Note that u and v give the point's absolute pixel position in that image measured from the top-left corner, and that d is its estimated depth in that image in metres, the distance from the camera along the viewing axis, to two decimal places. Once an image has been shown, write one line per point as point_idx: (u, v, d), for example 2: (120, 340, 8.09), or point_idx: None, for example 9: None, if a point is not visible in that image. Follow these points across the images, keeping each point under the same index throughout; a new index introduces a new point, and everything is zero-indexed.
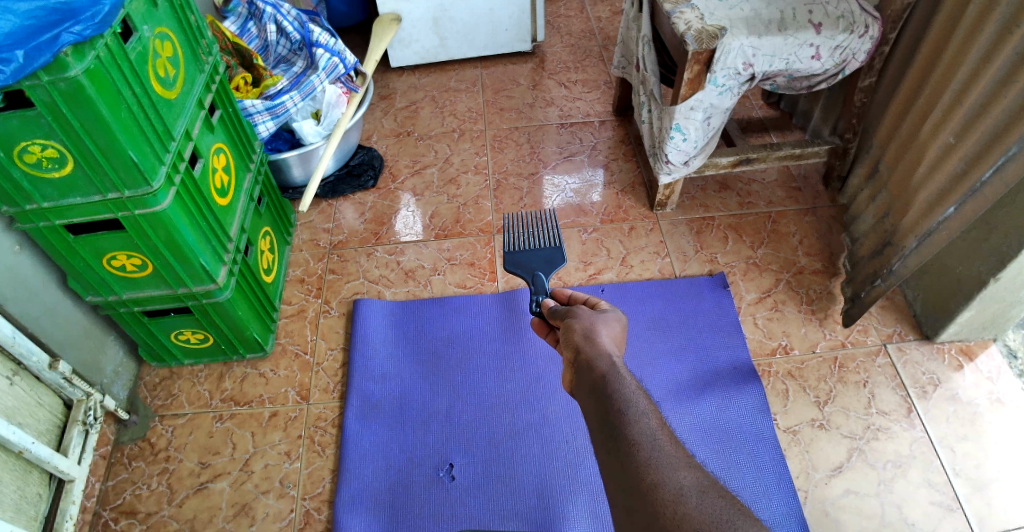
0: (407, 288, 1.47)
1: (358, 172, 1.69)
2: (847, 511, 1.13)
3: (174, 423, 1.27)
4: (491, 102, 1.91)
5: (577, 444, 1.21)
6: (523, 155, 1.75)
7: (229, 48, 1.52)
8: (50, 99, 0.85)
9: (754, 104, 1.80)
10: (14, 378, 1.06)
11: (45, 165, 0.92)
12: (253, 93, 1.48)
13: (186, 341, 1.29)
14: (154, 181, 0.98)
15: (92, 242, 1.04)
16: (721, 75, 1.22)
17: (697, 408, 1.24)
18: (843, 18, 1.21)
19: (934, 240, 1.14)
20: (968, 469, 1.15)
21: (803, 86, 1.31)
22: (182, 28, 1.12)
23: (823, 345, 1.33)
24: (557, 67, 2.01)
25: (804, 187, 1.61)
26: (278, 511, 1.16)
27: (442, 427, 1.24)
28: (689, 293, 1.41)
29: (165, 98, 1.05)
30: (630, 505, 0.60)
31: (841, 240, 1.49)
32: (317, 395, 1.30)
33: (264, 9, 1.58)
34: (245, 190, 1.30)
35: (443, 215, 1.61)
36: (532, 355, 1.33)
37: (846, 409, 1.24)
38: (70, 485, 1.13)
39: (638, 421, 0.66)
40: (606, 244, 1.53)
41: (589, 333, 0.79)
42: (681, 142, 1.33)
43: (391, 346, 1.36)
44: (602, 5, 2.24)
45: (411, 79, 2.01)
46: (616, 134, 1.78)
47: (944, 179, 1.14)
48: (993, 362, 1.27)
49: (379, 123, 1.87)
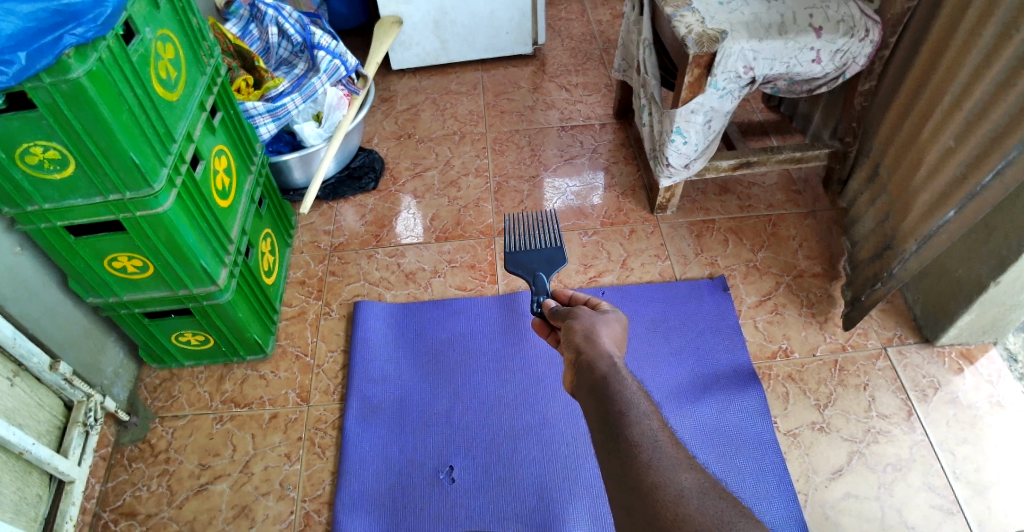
0: (407, 290, 1.47)
1: (359, 174, 1.69)
2: (848, 515, 1.12)
3: (174, 425, 1.27)
4: (491, 105, 1.91)
5: (577, 446, 1.21)
6: (524, 158, 1.75)
7: (230, 50, 1.52)
8: (52, 100, 0.85)
9: (754, 107, 1.80)
10: (14, 378, 1.06)
11: (47, 166, 0.92)
12: (254, 95, 1.49)
13: (186, 343, 1.29)
14: (155, 182, 0.99)
15: (93, 243, 1.04)
16: (721, 78, 1.22)
17: (697, 411, 1.24)
18: (843, 22, 1.21)
19: (935, 243, 1.14)
20: (968, 472, 1.15)
21: (804, 89, 1.32)
22: (183, 30, 1.12)
23: (823, 348, 1.33)
24: (557, 70, 2.01)
25: (804, 191, 1.61)
26: (278, 513, 1.16)
27: (442, 430, 1.24)
28: (689, 296, 1.42)
29: (167, 100, 1.05)
30: (630, 506, 0.60)
31: (841, 243, 1.49)
32: (317, 397, 1.30)
33: (265, 11, 1.58)
34: (246, 192, 1.31)
35: (443, 217, 1.61)
36: (532, 357, 1.33)
37: (846, 412, 1.24)
38: (70, 486, 1.13)
39: (639, 422, 0.66)
40: (606, 246, 1.53)
41: (590, 334, 0.79)
42: (681, 144, 1.33)
43: (391, 348, 1.36)
44: (602, 9, 2.24)
45: (412, 81, 2.01)
46: (617, 137, 1.78)
47: (945, 182, 1.14)
48: (994, 365, 1.27)
49: (380, 126, 1.88)
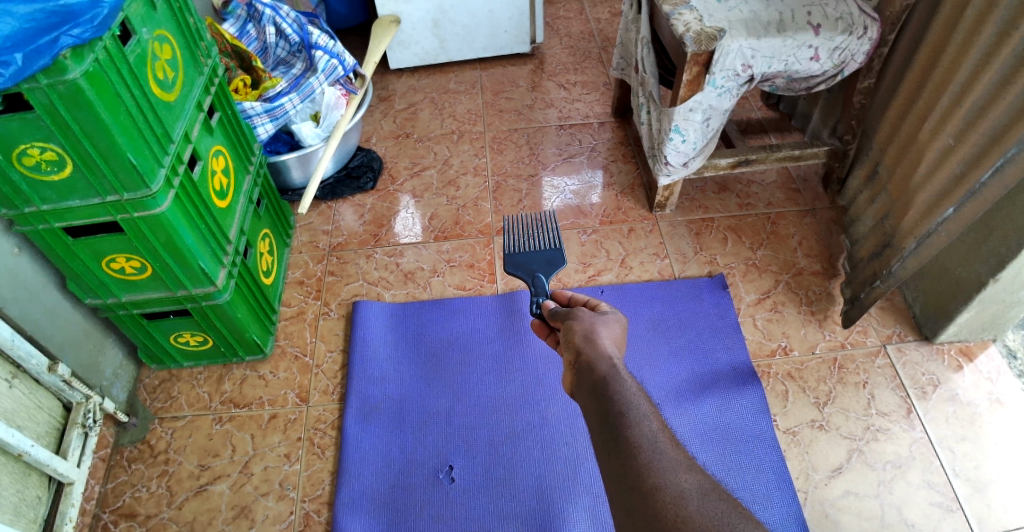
0: (407, 290, 1.47)
1: (357, 174, 1.69)
2: (848, 513, 1.12)
3: (174, 426, 1.27)
4: (490, 104, 1.91)
5: (577, 446, 1.21)
6: (523, 157, 1.75)
7: (228, 50, 1.52)
8: (49, 102, 0.85)
9: (754, 105, 1.80)
10: (13, 380, 1.06)
11: (45, 167, 0.92)
12: (252, 95, 1.48)
13: (186, 343, 1.29)
14: (153, 183, 0.98)
15: (91, 244, 1.04)
16: (720, 76, 1.22)
17: (697, 410, 1.24)
18: (842, 19, 1.21)
19: (934, 241, 1.14)
20: (968, 470, 1.15)
21: (802, 87, 1.31)
22: (181, 31, 1.12)
23: (822, 346, 1.33)
24: (556, 68, 2.01)
25: (803, 189, 1.61)
26: (278, 513, 1.16)
27: (441, 430, 1.24)
28: (689, 294, 1.41)
29: (164, 101, 1.05)
30: (630, 507, 0.60)
31: (841, 241, 1.49)
32: (317, 397, 1.30)
33: (263, 11, 1.58)
34: (244, 192, 1.31)
35: (442, 217, 1.61)
36: (532, 356, 1.33)
37: (845, 410, 1.24)
38: (70, 487, 1.13)
39: (639, 423, 0.66)
40: (606, 245, 1.53)
41: (590, 335, 0.79)
42: (680, 143, 1.33)
43: (391, 348, 1.36)
44: (601, 7, 2.24)
45: (411, 80, 2.01)
46: (616, 135, 1.78)
47: (944, 181, 1.14)
48: (993, 362, 1.27)
49: (379, 125, 1.87)
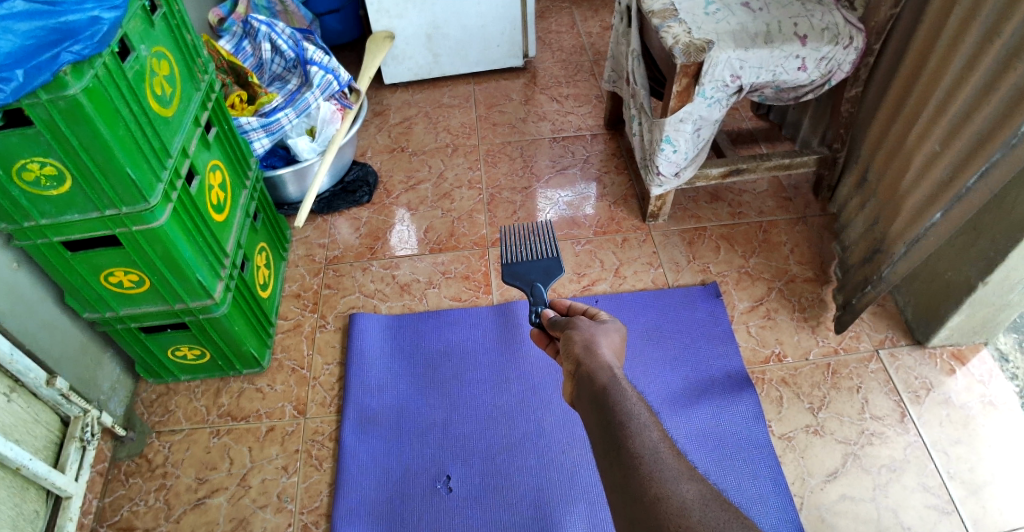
0: (403, 301, 1.48)
1: (353, 188, 1.70)
2: (844, 517, 1.13)
3: (171, 440, 1.27)
4: (484, 117, 1.93)
5: (574, 454, 1.21)
6: (517, 169, 1.77)
7: (224, 67, 1.55)
8: (49, 117, 0.86)
9: (743, 115, 1.84)
10: (12, 394, 1.06)
11: (44, 182, 0.93)
12: (248, 111, 1.50)
13: (183, 357, 1.29)
14: (152, 197, 0.99)
15: (89, 258, 1.05)
16: (709, 87, 1.24)
17: (693, 416, 1.25)
18: (827, 30, 1.23)
19: (923, 245, 1.15)
20: (963, 473, 1.16)
21: (791, 96, 1.34)
22: (178, 47, 1.14)
23: (816, 352, 1.34)
24: (549, 82, 2.03)
25: (795, 197, 1.63)
26: (277, 524, 1.16)
27: (439, 439, 1.25)
28: (683, 302, 1.43)
29: (162, 116, 1.06)
30: (632, 517, 0.61)
31: (832, 247, 1.51)
32: (315, 409, 1.30)
33: (258, 28, 1.61)
34: (241, 206, 1.32)
35: (437, 229, 1.63)
36: (528, 366, 1.34)
37: (839, 415, 1.25)
38: (68, 501, 1.12)
39: (640, 434, 0.67)
40: (600, 255, 1.54)
41: (590, 345, 0.79)
42: (671, 153, 1.35)
43: (387, 360, 1.37)
44: (592, 21, 2.28)
45: (405, 95, 2.03)
46: (608, 147, 1.81)
47: (932, 188, 1.16)
48: (985, 365, 1.29)
49: (373, 139, 1.89)
